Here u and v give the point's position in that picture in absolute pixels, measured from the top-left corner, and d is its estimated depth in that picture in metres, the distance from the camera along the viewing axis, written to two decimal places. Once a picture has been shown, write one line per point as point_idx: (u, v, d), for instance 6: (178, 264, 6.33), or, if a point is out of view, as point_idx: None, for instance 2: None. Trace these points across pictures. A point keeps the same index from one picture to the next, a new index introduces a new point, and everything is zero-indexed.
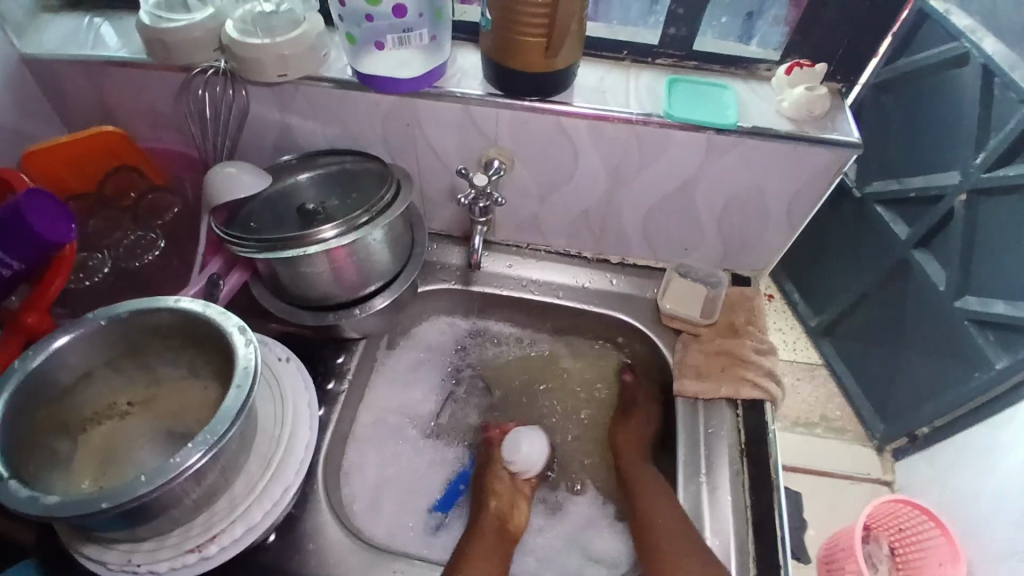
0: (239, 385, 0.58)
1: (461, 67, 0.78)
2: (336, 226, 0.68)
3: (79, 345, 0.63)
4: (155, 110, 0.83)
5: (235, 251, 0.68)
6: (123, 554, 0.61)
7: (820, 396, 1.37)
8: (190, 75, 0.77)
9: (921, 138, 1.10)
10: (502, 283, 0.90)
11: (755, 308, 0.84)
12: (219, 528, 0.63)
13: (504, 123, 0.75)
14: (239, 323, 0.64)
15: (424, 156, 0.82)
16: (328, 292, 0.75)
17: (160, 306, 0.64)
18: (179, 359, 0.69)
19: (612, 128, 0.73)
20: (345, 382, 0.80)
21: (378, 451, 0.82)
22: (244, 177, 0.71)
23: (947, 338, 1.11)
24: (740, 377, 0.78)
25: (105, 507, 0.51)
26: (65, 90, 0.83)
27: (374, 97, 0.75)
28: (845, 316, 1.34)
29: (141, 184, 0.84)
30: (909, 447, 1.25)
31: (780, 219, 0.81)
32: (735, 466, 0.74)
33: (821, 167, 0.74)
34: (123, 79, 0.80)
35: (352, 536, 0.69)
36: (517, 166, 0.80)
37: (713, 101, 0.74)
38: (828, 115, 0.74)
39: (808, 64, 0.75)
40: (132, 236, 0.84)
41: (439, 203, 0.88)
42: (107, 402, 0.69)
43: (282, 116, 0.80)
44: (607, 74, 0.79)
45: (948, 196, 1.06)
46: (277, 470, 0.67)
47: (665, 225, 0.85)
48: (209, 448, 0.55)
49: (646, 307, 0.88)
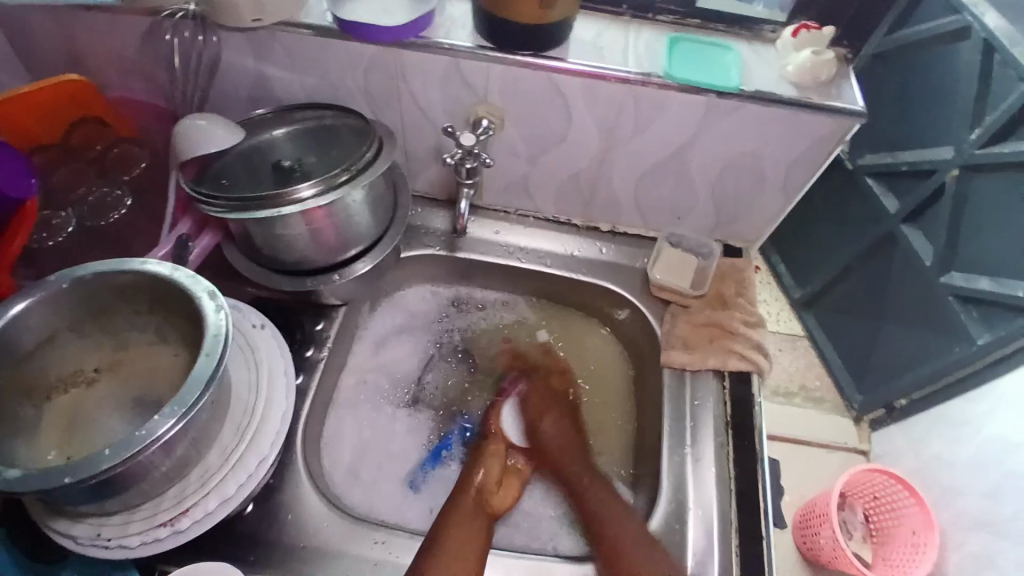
0: (209, 354, 0.56)
1: (449, 16, 0.73)
2: (313, 185, 0.64)
3: (38, 310, 0.59)
4: (120, 55, 0.77)
5: (206, 210, 0.64)
6: (93, 528, 0.59)
7: (801, 366, 1.38)
8: (158, 19, 0.71)
9: (918, 109, 1.08)
10: (488, 250, 0.87)
11: (745, 281, 0.83)
12: (191, 501, 0.61)
13: (494, 79, 0.71)
14: (209, 287, 0.61)
15: (408, 113, 0.77)
16: (304, 256, 0.72)
17: (124, 268, 0.60)
18: (148, 324, 0.66)
19: (609, 88, 0.70)
20: (325, 349, 0.78)
21: (359, 418, 0.81)
22: (214, 130, 0.67)
23: (929, 310, 1.11)
24: (729, 350, 0.78)
25: (67, 482, 0.48)
26: (19, 31, 0.76)
27: (356, 47, 0.70)
28: (829, 288, 1.33)
29: (108, 135, 0.80)
30: (886, 418, 1.26)
31: (774, 189, 0.79)
32: (720, 438, 0.74)
33: (822, 136, 0.71)
34: (85, 22, 0.74)
35: (331, 504, 0.68)
36: (507, 126, 0.76)
37: (716, 64, 0.71)
38: (833, 82, 0.71)
39: (816, 27, 0.71)
40: (97, 192, 0.79)
41: (424, 163, 0.84)
42: (72, 369, 0.65)
43: (256, 65, 0.75)
44: (605, 30, 0.74)
45: (940, 171, 1.04)
46: (253, 441, 0.65)
47: (658, 192, 0.82)
48: (180, 418, 0.52)
49: (635, 277, 0.86)
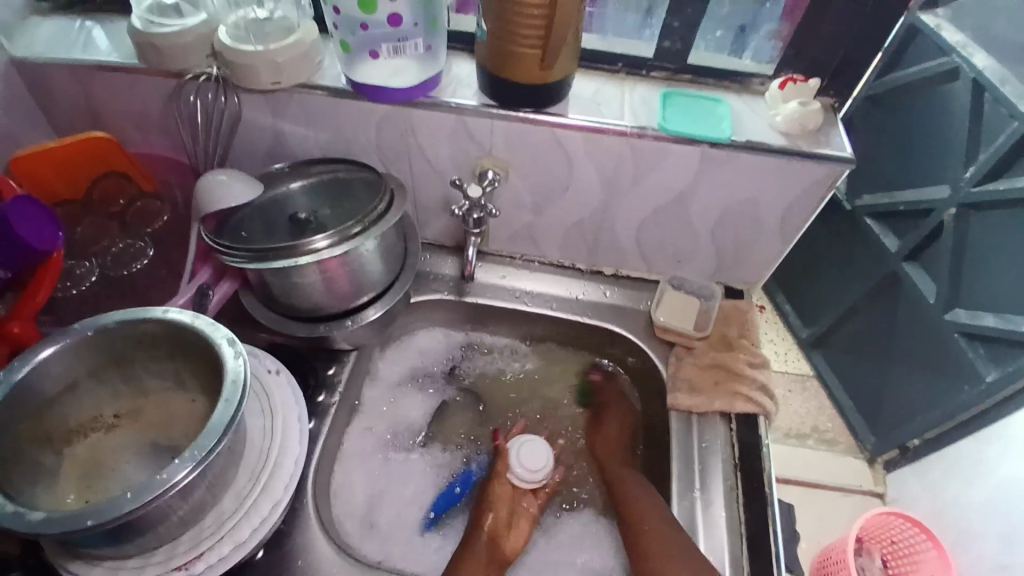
0: (228, 399, 0.57)
1: (456, 76, 0.77)
2: (328, 236, 0.67)
3: (64, 357, 0.61)
4: (145, 114, 0.82)
5: (226, 260, 0.67)
6: (109, 570, 0.60)
7: (811, 407, 1.37)
8: (182, 81, 0.76)
9: (913, 150, 1.11)
10: (495, 294, 0.90)
11: (748, 322, 0.85)
12: (205, 546, 0.61)
13: (499, 134, 0.75)
14: (228, 334, 0.63)
15: (418, 166, 0.81)
16: (318, 303, 0.74)
17: (147, 316, 0.63)
18: (167, 370, 0.68)
19: (607, 140, 0.73)
20: (336, 394, 0.79)
21: (370, 464, 0.82)
22: (234, 185, 0.70)
23: (934, 347, 1.12)
24: (735, 392, 0.78)
25: (89, 525, 0.49)
26: (52, 95, 0.82)
27: (368, 106, 0.75)
28: (835, 328, 1.34)
29: (130, 190, 0.83)
30: (900, 459, 1.25)
31: (772, 232, 0.81)
32: (729, 481, 0.74)
33: (815, 183, 0.74)
34: (114, 83, 0.79)
35: (341, 550, 0.68)
36: (512, 177, 0.80)
37: (708, 116, 0.74)
38: (821, 130, 0.74)
39: (802, 78, 0.75)
40: (120, 244, 0.82)
41: (433, 213, 0.88)
42: (92, 415, 0.67)
43: (274, 122, 0.79)
44: (602, 86, 0.79)
45: (938, 210, 1.06)
46: (266, 485, 0.66)
47: (660, 236, 0.85)
48: (197, 463, 0.53)
49: (640, 319, 0.88)
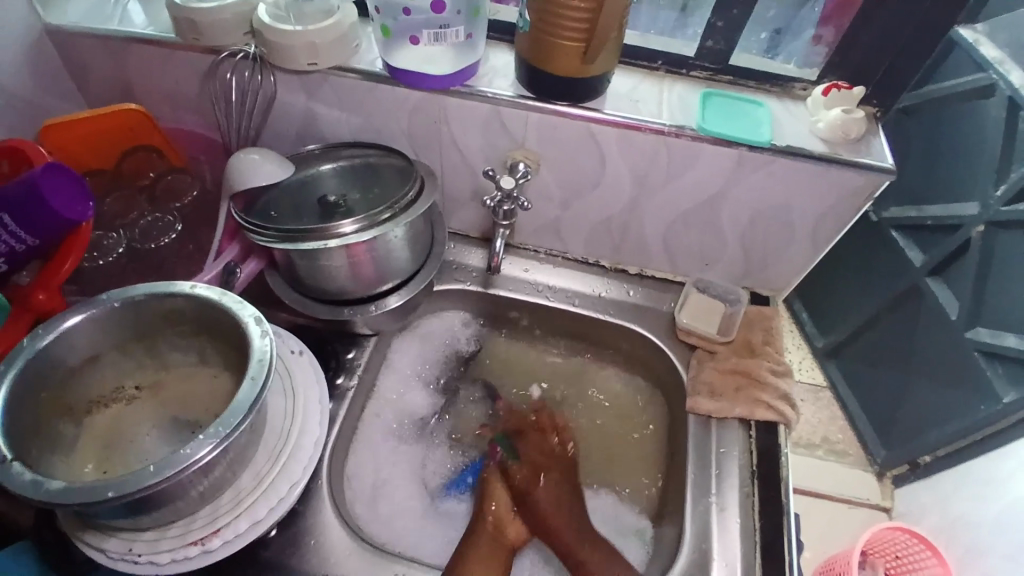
0: (253, 378, 0.57)
1: (492, 66, 0.77)
2: (357, 221, 0.67)
3: (89, 327, 0.62)
4: (177, 90, 0.82)
5: (255, 239, 0.67)
6: (125, 543, 0.60)
7: (823, 418, 1.36)
8: (218, 58, 0.76)
9: (945, 164, 1.09)
10: (517, 287, 0.89)
11: (772, 329, 0.84)
12: (223, 522, 0.62)
13: (533, 126, 0.74)
14: (255, 313, 0.63)
15: (449, 155, 0.81)
16: (343, 287, 0.74)
17: (175, 291, 0.63)
18: (191, 346, 0.69)
19: (643, 138, 0.72)
20: (355, 378, 0.79)
21: (384, 450, 0.82)
22: (267, 164, 0.70)
23: (954, 365, 1.10)
24: (756, 400, 0.78)
25: (111, 496, 0.50)
26: (84, 64, 0.82)
27: (403, 91, 0.74)
28: (854, 340, 1.32)
29: (158, 164, 0.83)
30: (910, 474, 1.24)
31: (803, 240, 0.80)
32: (745, 488, 0.73)
33: (852, 193, 0.73)
34: (147, 57, 0.79)
35: (354, 535, 0.68)
36: (543, 170, 0.79)
37: (747, 118, 0.73)
38: (862, 138, 0.73)
39: (846, 86, 0.74)
40: (148, 217, 0.83)
41: (460, 203, 0.87)
42: (114, 386, 0.68)
43: (307, 103, 0.79)
44: (640, 83, 0.78)
45: (965, 227, 1.05)
46: (285, 465, 0.66)
47: (687, 238, 0.84)
48: (220, 441, 0.53)
49: (662, 320, 0.87)
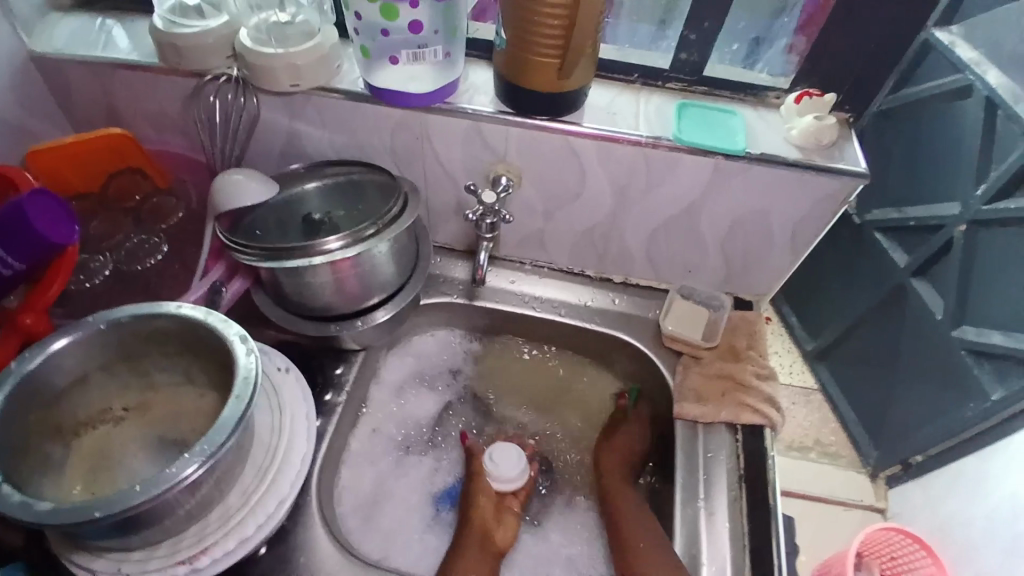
0: (239, 396, 0.58)
1: (473, 83, 0.78)
2: (341, 238, 0.68)
3: (76, 349, 0.62)
4: (161, 113, 0.83)
5: (240, 258, 0.68)
6: (113, 563, 0.60)
7: (815, 420, 1.37)
8: (202, 82, 0.77)
9: (926, 166, 1.11)
10: (503, 298, 0.90)
11: (756, 333, 0.85)
12: (211, 540, 0.62)
13: (513, 140, 0.75)
14: (241, 331, 0.63)
15: (432, 170, 0.82)
16: (329, 303, 0.75)
17: (160, 311, 0.64)
18: (177, 366, 0.69)
19: (621, 150, 0.74)
20: (343, 394, 0.80)
21: (374, 464, 0.82)
22: (251, 184, 0.71)
23: (941, 364, 1.11)
24: (742, 403, 0.78)
25: (98, 516, 0.50)
26: (69, 88, 0.83)
27: (385, 109, 0.75)
28: (842, 342, 1.34)
29: (145, 185, 0.84)
30: (903, 474, 1.24)
31: (782, 245, 0.81)
32: (733, 491, 0.74)
33: (827, 197, 0.74)
34: (130, 80, 0.80)
35: (344, 550, 0.68)
36: (524, 183, 0.80)
37: (723, 127, 0.74)
38: (835, 144, 0.75)
39: (818, 94, 0.75)
40: (134, 239, 0.83)
41: (445, 217, 0.88)
42: (101, 407, 0.68)
43: (290, 123, 0.80)
44: (618, 95, 0.79)
45: (947, 226, 1.07)
46: (273, 482, 0.66)
47: (669, 246, 0.85)
48: (205, 460, 0.54)
49: (648, 327, 0.88)
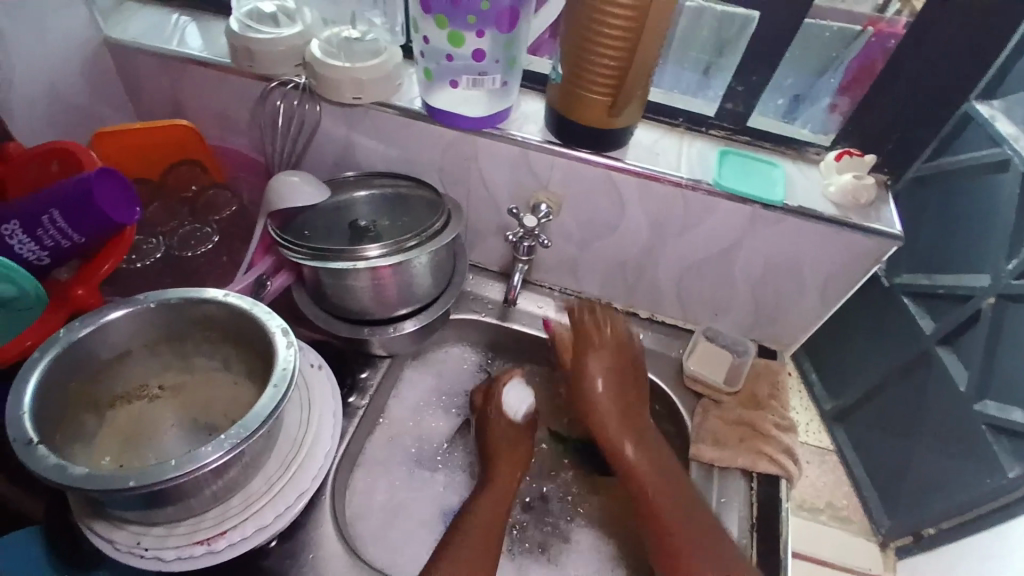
0: (276, 386, 0.60)
1: (523, 112, 0.81)
2: (382, 247, 0.70)
3: (126, 323, 0.65)
4: (226, 111, 0.88)
5: (287, 255, 0.71)
6: (132, 535, 0.61)
7: (828, 482, 1.34)
8: (270, 87, 0.82)
9: (960, 235, 1.12)
10: (530, 321, 0.92)
11: (778, 383, 0.85)
12: (230, 524, 0.63)
13: (558, 169, 0.78)
14: (283, 325, 0.66)
15: (476, 191, 0.85)
16: (365, 308, 0.77)
17: (207, 297, 0.66)
18: (216, 351, 0.71)
19: (661, 188, 0.76)
20: (366, 398, 0.81)
21: (387, 472, 0.83)
22: (305, 186, 0.74)
23: (961, 436, 1.09)
24: (759, 451, 0.78)
25: (131, 486, 0.52)
26: (144, 81, 0.88)
27: (438, 129, 0.79)
28: (862, 404, 1.32)
29: (200, 179, 0.88)
30: (913, 546, 1.21)
31: (811, 298, 0.82)
32: (743, 540, 0.73)
33: (861, 255, 0.75)
34: (199, 76, 0.85)
35: (352, 553, 0.69)
36: (564, 213, 0.83)
37: (762, 177, 0.77)
38: (872, 205, 0.76)
39: (858, 153, 0.77)
40: (188, 226, 0.87)
41: (483, 237, 0.91)
42: (139, 383, 0.70)
43: (348, 133, 0.84)
44: (662, 137, 0.82)
45: (976, 297, 1.06)
46: (295, 474, 0.68)
47: (698, 287, 0.87)
48: (233, 446, 0.55)
49: (671, 366, 0.89)
